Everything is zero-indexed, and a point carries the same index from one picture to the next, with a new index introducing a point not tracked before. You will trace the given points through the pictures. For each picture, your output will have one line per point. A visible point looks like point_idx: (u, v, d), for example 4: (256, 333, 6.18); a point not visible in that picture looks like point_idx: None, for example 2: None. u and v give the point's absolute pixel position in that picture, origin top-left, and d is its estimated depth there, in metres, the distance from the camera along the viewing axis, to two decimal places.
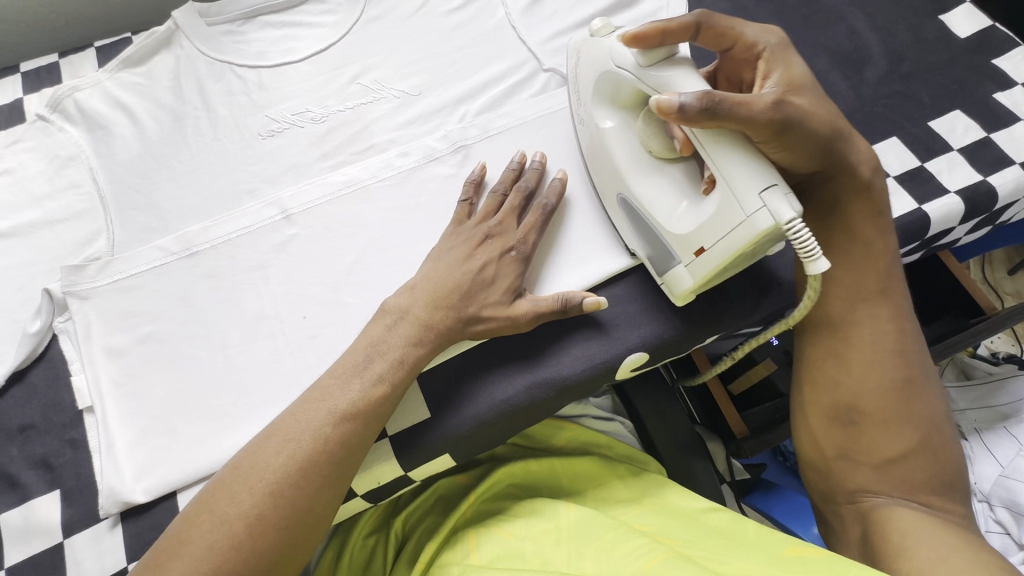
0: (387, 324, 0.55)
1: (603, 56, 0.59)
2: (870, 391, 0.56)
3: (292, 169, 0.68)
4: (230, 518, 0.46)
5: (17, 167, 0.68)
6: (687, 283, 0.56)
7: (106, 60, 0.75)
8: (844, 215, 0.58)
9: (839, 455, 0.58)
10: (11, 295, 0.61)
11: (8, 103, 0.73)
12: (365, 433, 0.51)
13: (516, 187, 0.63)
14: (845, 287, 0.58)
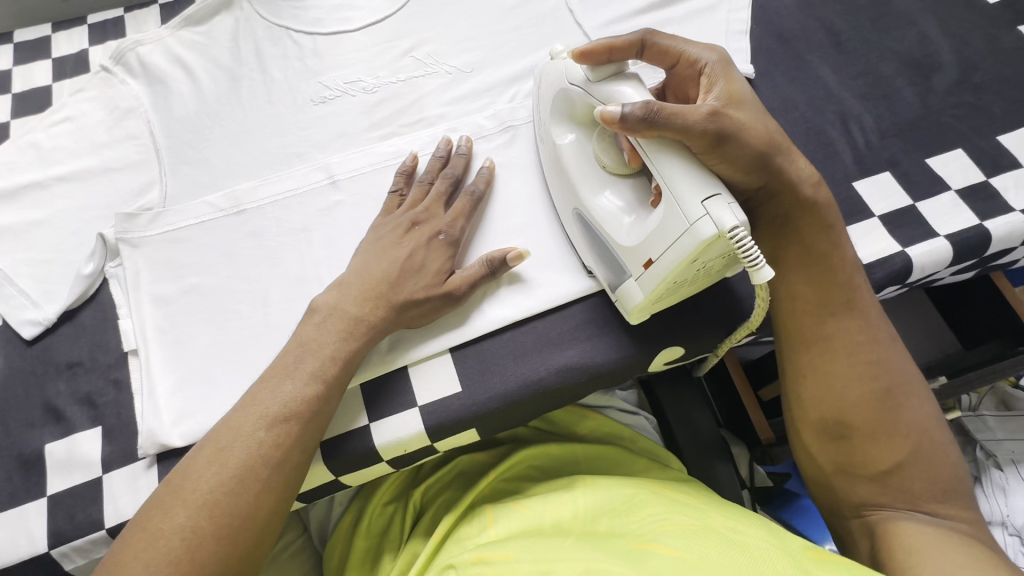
0: (316, 321, 0.54)
1: (558, 73, 0.58)
2: (853, 404, 0.54)
3: (342, 137, 0.69)
4: (165, 535, 0.44)
5: (78, 114, 0.69)
6: (638, 299, 0.53)
7: (169, 17, 0.77)
8: (798, 230, 0.56)
9: (837, 468, 0.56)
10: (66, 238, 0.62)
11: (75, 53, 0.75)
12: (302, 436, 0.50)
13: (442, 174, 0.63)
14: (809, 303, 0.57)
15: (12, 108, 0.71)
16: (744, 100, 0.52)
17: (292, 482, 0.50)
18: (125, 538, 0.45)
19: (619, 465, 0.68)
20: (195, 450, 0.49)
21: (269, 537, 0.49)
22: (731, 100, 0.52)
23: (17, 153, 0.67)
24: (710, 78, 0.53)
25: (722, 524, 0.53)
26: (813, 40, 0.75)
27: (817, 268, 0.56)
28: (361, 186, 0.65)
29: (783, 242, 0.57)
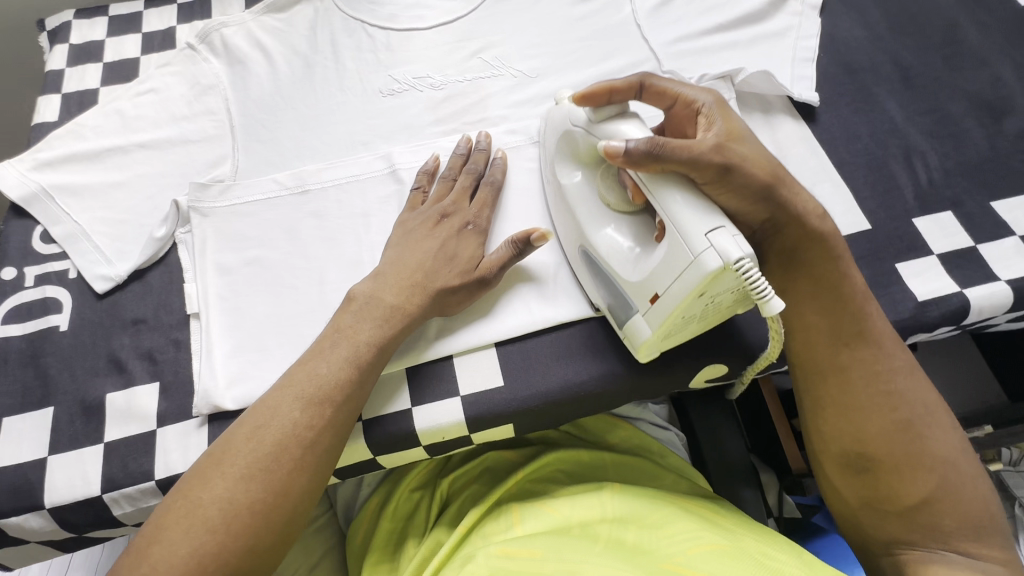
0: (354, 308, 0.55)
1: (563, 115, 0.59)
2: (873, 438, 0.53)
3: (406, 129, 0.71)
4: (204, 503, 0.47)
5: (162, 87, 0.73)
6: (647, 334, 0.52)
7: (253, 3, 0.81)
8: (809, 260, 0.55)
9: (864, 502, 0.55)
10: (141, 201, 0.66)
11: (164, 30, 0.79)
12: (336, 419, 0.51)
13: (464, 170, 0.64)
14: (823, 334, 0.55)
15: (101, 76, 0.75)
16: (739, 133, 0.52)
17: (327, 461, 0.51)
18: (169, 501, 0.48)
19: (651, 480, 0.67)
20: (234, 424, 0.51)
21: (305, 512, 0.51)
22: (731, 136, 0.52)
23: (104, 118, 0.71)
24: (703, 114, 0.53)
25: (753, 546, 0.53)
26: (881, 74, 0.75)
27: (832, 298, 0.55)
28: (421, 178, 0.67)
29: (796, 272, 0.56)
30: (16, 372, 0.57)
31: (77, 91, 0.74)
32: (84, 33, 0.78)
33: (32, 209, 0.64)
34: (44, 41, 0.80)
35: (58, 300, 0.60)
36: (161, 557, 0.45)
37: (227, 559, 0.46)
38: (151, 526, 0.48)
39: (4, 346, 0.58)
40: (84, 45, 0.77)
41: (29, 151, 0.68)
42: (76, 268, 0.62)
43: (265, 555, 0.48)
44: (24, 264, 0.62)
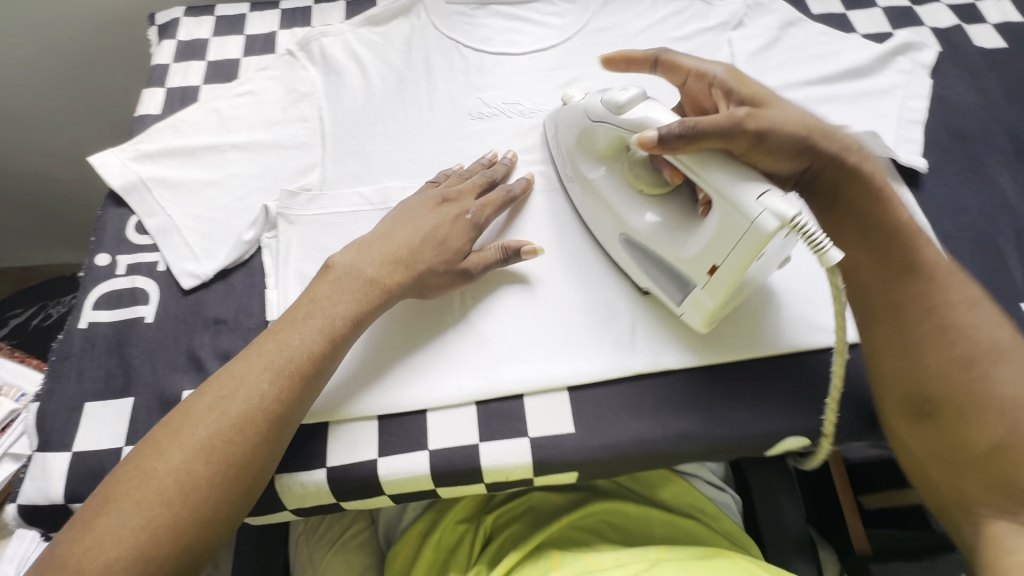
0: (331, 279, 0.56)
1: (578, 110, 0.62)
2: (934, 376, 0.49)
3: (492, 154, 0.71)
4: (159, 475, 0.45)
5: (259, 90, 0.75)
6: (705, 309, 0.55)
7: (352, 15, 0.82)
8: (859, 195, 0.53)
9: (936, 456, 0.49)
10: (231, 202, 0.67)
11: (265, 34, 0.81)
12: (305, 393, 0.51)
13: (483, 172, 0.66)
14: (873, 271, 0.53)
15: (203, 74, 0.77)
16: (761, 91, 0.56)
17: (284, 438, 0.51)
18: (120, 472, 0.47)
19: (700, 539, 0.64)
20: (193, 396, 0.50)
21: (256, 493, 0.50)
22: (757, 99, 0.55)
23: (203, 116, 0.73)
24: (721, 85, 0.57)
25: None
26: (994, 144, 0.71)
27: (883, 233, 0.53)
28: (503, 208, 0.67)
29: (845, 205, 0.54)
30: (101, 359, 0.58)
31: (179, 87, 0.76)
32: (190, 30, 0.81)
33: (129, 198, 0.66)
34: (152, 34, 0.83)
35: (146, 291, 0.62)
36: (108, 530, 0.43)
37: (177, 536, 0.44)
38: (100, 498, 0.45)
39: (92, 332, 0.59)
40: (190, 43, 0.80)
41: (132, 141, 0.71)
42: (165, 262, 0.63)
43: (223, 532, 0.47)
44: (117, 252, 0.64)
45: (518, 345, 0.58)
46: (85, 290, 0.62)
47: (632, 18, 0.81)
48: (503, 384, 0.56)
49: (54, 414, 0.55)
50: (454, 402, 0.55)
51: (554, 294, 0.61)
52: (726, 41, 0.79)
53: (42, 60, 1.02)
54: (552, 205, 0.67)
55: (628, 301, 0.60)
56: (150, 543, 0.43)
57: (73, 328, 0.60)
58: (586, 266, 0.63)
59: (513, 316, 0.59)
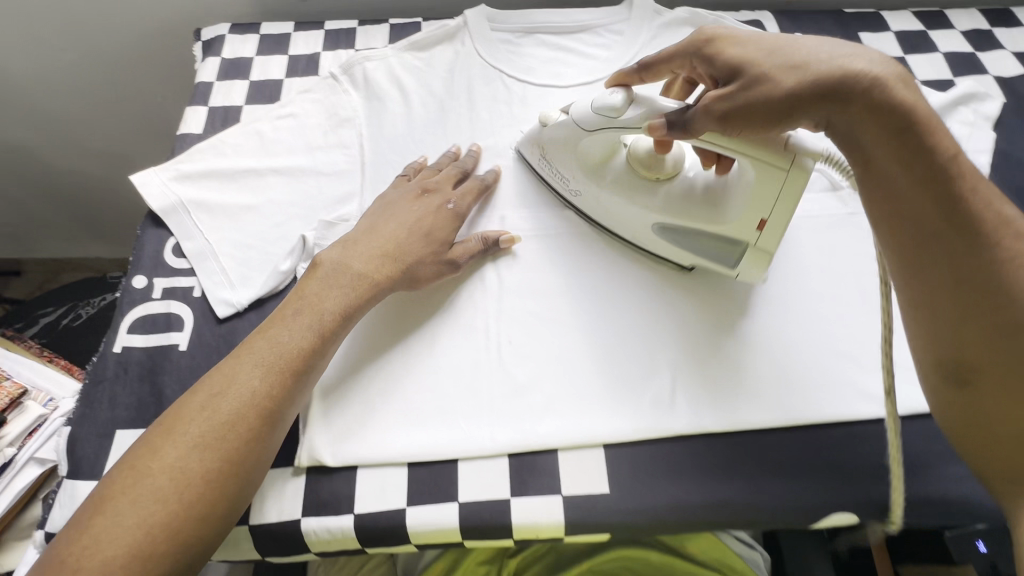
0: (320, 276, 0.58)
1: (558, 126, 0.64)
2: (976, 339, 0.44)
3: (533, 191, 0.70)
4: (154, 473, 0.47)
5: (301, 113, 0.75)
6: (762, 262, 0.59)
7: (396, 38, 0.81)
8: (897, 131, 0.45)
9: (970, 425, 0.46)
10: (268, 228, 0.67)
11: (309, 55, 0.80)
12: (296, 387, 0.53)
13: (453, 166, 0.69)
14: (915, 221, 0.45)
15: (246, 93, 0.77)
16: (739, 49, 0.51)
17: (274, 435, 0.52)
18: (112, 474, 0.48)
19: None
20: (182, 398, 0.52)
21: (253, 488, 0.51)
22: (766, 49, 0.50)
23: (244, 137, 0.72)
24: (703, 55, 0.54)
25: None
26: None
27: (930, 167, 0.44)
28: (542, 248, 0.65)
29: (883, 143, 0.45)
30: (133, 385, 0.58)
31: (222, 106, 0.76)
32: (235, 48, 0.81)
33: (168, 220, 0.66)
34: (197, 49, 0.83)
35: (181, 317, 0.61)
36: (105, 527, 0.44)
37: (176, 534, 0.46)
38: (97, 498, 0.47)
39: (126, 356, 0.59)
40: (234, 60, 0.80)
41: (173, 160, 0.71)
42: (201, 287, 0.63)
43: (219, 527, 0.48)
44: (154, 274, 0.64)
45: (553, 396, 0.56)
46: (121, 312, 0.62)
47: None
48: (538, 437, 0.54)
49: (86, 440, 0.55)
50: (487, 453, 0.54)
51: (593, 344, 0.59)
52: None
53: (87, 64, 1.05)
54: (592, 247, 0.66)
55: (668, 355, 0.58)
56: (145, 539, 0.45)
57: (107, 352, 0.59)
58: (626, 313, 0.61)
59: (550, 365, 0.58)
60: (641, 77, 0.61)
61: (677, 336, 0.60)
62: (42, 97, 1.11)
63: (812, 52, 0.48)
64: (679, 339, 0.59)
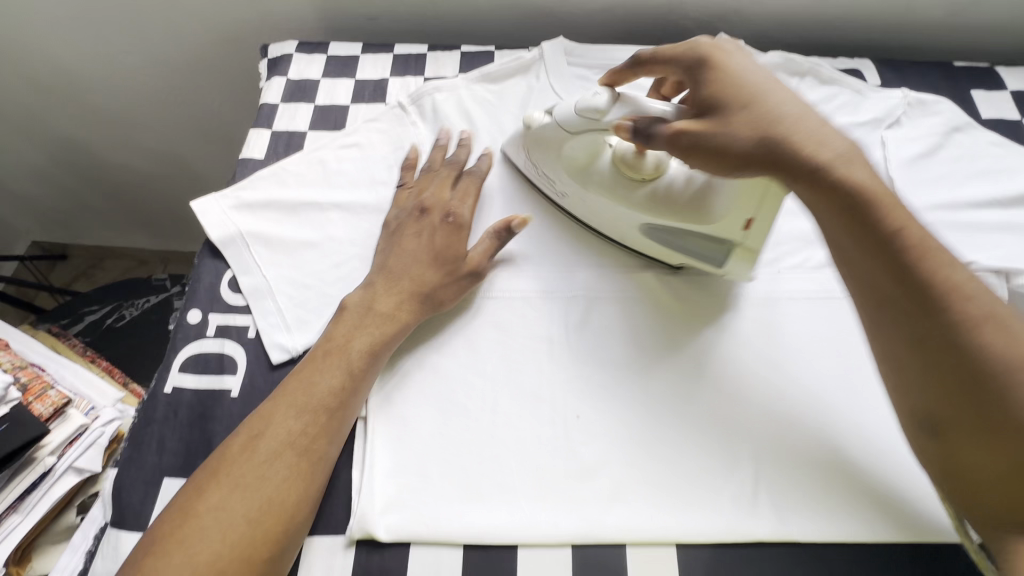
0: (347, 318, 0.58)
1: (543, 129, 0.64)
2: (944, 396, 0.43)
3: (605, 247, 0.66)
4: (196, 515, 0.46)
5: (365, 143, 0.72)
6: (749, 261, 0.59)
7: (467, 68, 0.78)
8: (844, 199, 0.47)
9: (953, 483, 0.44)
10: (327, 269, 0.64)
11: (376, 80, 0.78)
12: (330, 425, 0.52)
13: (446, 164, 0.68)
14: (872, 277, 0.46)
15: (311, 118, 0.75)
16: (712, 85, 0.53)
17: (319, 479, 0.50)
18: (162, 523, 0.47)
19: None
20: (221, 444, 0.51)
21: (300, 533, 0.49)
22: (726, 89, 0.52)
23: (307, 167, 0.70)
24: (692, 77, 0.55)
25: None
26: None
27: (877, 232, 0.46)
28: (615, 312, 0.61)
29: (830, 208, 0.48)
30: (182, 429, 0.56)
31: (286, 131, 0.74)
32: (301, 68, 0.78)
33: (227, 252, 0.64)
34: (263, 67, 0.81)
35: (234, 359, 0.59)
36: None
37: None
38: (147, 545, 0.46)
39: (176, 397, 0.57)
40: (300, 82, 0.77)
41: (234, 186, 0.68)
42: (256, 328, 0.61)
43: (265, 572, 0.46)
44: (209, 310, 0.62)
45: (624, 482, 0.52)
46: (173, 349, 0.59)
47: None
48: (607, 529, 0.50)
49: (131, 487, 0.53)
50: (550, 542, 0.50)
51: (668, 426, 0.54)
52: (880, 140, 0.70)
53: (149, 69, 1.04)
54: (669, 314, 0.61)
55: (751, 446, 0.54)
56: None
57: (158, 391, 0.57)
58: (705, 393, 0.56)
59: (621, 445, 0.54)
60: (636, 72, 0.61)
61: (761, 425, 0.55)
62: (99, 95, 1.10)
63: (771, 106, 0.51)
64: (763, 429, 0.55)
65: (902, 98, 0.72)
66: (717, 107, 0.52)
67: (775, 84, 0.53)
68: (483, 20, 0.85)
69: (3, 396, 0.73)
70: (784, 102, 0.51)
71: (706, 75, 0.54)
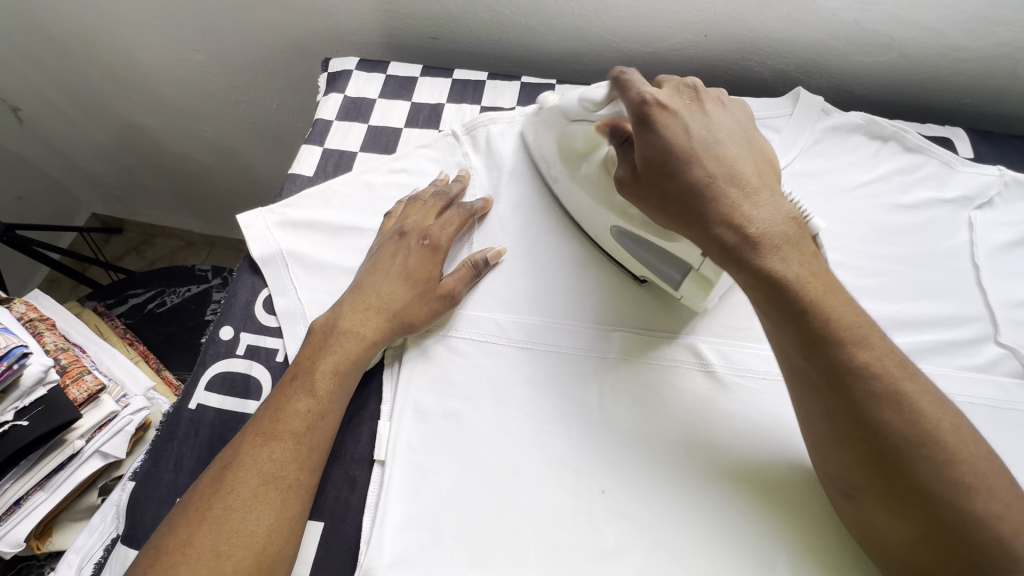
0: (308, 344, 0.57)
1: (553, 111, 0.64)
2: (855, 467, 0.44)
3: (650, 306, 0.62)
4: (165, 548, 0.45)
5: (414, 171, 0.71)
6: (704, 290, 0.56)
7: (526, 101, 0.76)
8: (752, 273, 0.47)
9: (869, 538, 0.45)
10: None
11: (432, 105, 0.76)
12: (298, 454, 0.50)
13: (434, 193, 0.66)
14: (789, 353, 0.47)
15: (363, 139, 0.74)
16: (651, 140, 0.51)
17: (289, 512, 0.48)
18: (145, 562, 0.45)
19: None
20: (197, 484, 0.49)
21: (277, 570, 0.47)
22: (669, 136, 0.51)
23: (353, 188, 0.69)
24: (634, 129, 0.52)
25: None
26: None
27: (791, 308, 0.46)
28: (629, 375, 0.58)
29: (738, 273, 0.48)
30: (200, 449, 0.56)
31: (337, 150, 0.73)
32: (360, 86, 0.78)
33: (266, 270, 0.64)
34: (322, 80, 0.81)
35: (259, 383, 0.59)
36: None
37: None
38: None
39: (199, 415, 0.58)
40: (356, 100, 0.77)
41: (281, 202, 0.68)
42: (284, 352, 0.60)
43: None
44: (242, 328, 0.62)
45: (645, 570, 0.48)
46: (203, 363, 0.60)
47: (849, 166, 0.68)
48: None
49: (146, 505, 0.54)
50: None
51: (697, 516, 0.51)
52: (965, 222, 0.64)
53: (213, 67, 1.06)
54: (711, 390, 0.56)
55: (789, 551, 0.49)
56: None
57: (183, 407, 0.58)
58: (743, 484, 0.52)
59: (645, 529, 0.50)
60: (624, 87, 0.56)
61: (804, 529, 0.50)
62: (164, 88, 1.13)
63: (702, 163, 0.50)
64: (805, 536, 0.49)
65: (997, 176, 0.65)
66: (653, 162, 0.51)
67: (712, 145, 0.51)
68: (548, 50, 0.83)
69: (43, 377, 0.67)
70: (708, 155, 0.50)
71: (644, 129, 0.51)
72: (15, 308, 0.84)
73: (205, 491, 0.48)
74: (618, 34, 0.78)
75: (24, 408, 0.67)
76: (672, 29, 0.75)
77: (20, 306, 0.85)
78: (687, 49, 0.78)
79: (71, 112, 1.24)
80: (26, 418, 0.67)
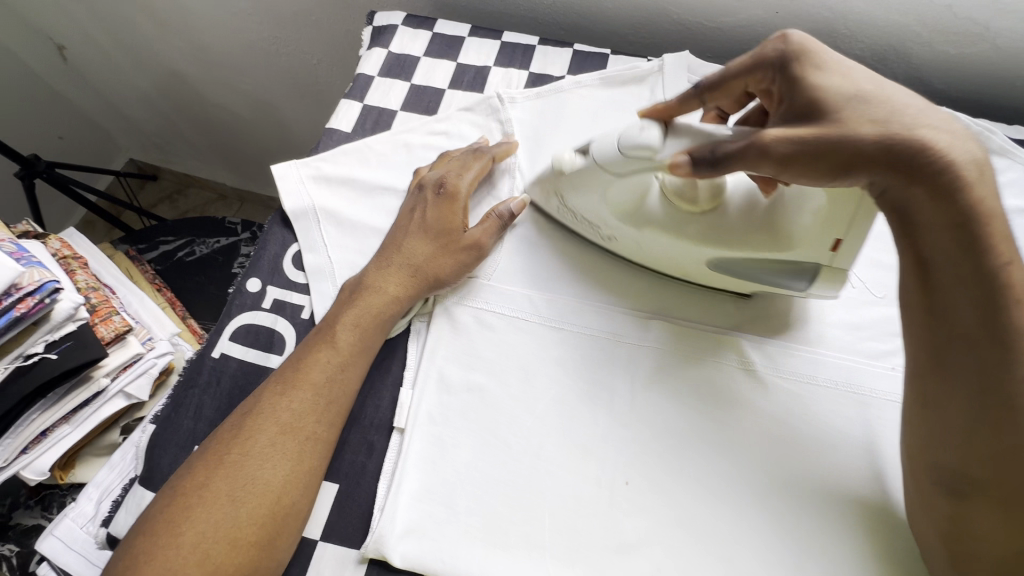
0: (347, 295, 0.56)
1: (577, 174, 0.55)
2: (982, 458, 0.40)
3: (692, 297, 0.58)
4: (182, 489, 0.46)
5: (454, 134, 0.68)
6: (836, 282, 0.51)
7: (578, 69, 0.72)
8: (950, 214, 0.40)
9: (950, 541, 0.42)
10: None
11: (478, 67, 0.73)
12: (316, 407, 0.50)
13: (470, 148, 0.64)
14: (945, 316, 0.41)
15: (404, 98, 0.71)
16: (805, 78, 0.45)
17: (306, 467, 0.48)
18: (162, 502, 0.46)
19: None
20: (219, 429, 0.49)
21: (290, 525, 0.46)
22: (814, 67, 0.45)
23: (391, 148, 0.67)
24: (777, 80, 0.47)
25: None
26: None
27: (954, 270, 0.40)
28: (666, 368, 0.55)
29: (933, 216, 0.40)
30: (221, 399, 0.56)
31: (376, 107, 0.71)
32: (404, 42, 0.75)
33: (297, 225, 0.62)
34: (366, 34, 0.78)
35: (284, 338, 0.58)
36: (141, 549, 0.43)
37: (230, 570, 0.43)
38: (140, 525, 0.45)
39: (222, 364, 0.57)
40: (400, 57, 0.74)
41: (316, 155, 0.66)
42: (311, 310, 0.59)
43: (244, 559, 0.44)
44: (269, 281, 0.61)
45: (665, 568, 0.46)
46: (229, 313, 0.59)
47: None
48: None
49: (164, 449, 0.54)
50: None
51: (724, 516, 0.48)
52: None
53: (253, 15, 1.04)
54: (752, 391, 0.53)
55: (820, 567, 0.46)
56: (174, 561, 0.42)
57: (206, 355, 0.58)
58: (777, 491, 0.49)
59: (667, 527, 0.48)
60: (702, 100, 0.53)
61: (838, 543, 0.47)
62: (203, 34, 1.12)
63: (876, 90, 0.43)
64: (839, 551, 0.47)
65: None
66: (815, 113, 0.43)
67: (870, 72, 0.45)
68: (603, 18, 0.78)
69: (73, 314, 0.68)
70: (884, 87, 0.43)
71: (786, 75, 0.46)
72: (51, 245, 0.85)
73: (225, 437, 0.48)
74: (682, 5, 0.73)
75: (53, 342, 0.67)
76: (742, 3, 0.70)
77: (54, 242, 0.85)
78: (755, 26, 0.73)
79: (112, 51, 1.23)
80: (55, 352, 0.67)
